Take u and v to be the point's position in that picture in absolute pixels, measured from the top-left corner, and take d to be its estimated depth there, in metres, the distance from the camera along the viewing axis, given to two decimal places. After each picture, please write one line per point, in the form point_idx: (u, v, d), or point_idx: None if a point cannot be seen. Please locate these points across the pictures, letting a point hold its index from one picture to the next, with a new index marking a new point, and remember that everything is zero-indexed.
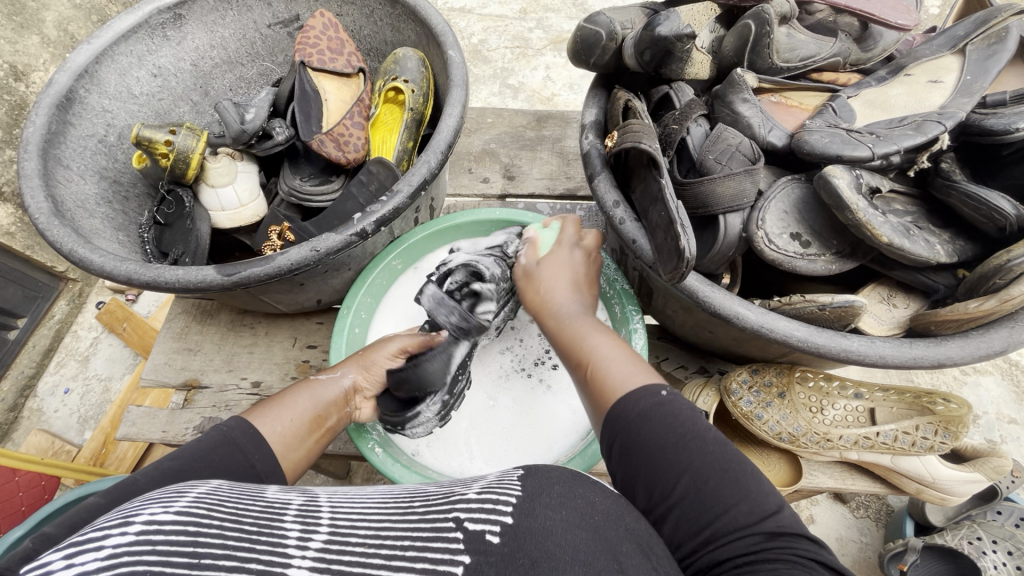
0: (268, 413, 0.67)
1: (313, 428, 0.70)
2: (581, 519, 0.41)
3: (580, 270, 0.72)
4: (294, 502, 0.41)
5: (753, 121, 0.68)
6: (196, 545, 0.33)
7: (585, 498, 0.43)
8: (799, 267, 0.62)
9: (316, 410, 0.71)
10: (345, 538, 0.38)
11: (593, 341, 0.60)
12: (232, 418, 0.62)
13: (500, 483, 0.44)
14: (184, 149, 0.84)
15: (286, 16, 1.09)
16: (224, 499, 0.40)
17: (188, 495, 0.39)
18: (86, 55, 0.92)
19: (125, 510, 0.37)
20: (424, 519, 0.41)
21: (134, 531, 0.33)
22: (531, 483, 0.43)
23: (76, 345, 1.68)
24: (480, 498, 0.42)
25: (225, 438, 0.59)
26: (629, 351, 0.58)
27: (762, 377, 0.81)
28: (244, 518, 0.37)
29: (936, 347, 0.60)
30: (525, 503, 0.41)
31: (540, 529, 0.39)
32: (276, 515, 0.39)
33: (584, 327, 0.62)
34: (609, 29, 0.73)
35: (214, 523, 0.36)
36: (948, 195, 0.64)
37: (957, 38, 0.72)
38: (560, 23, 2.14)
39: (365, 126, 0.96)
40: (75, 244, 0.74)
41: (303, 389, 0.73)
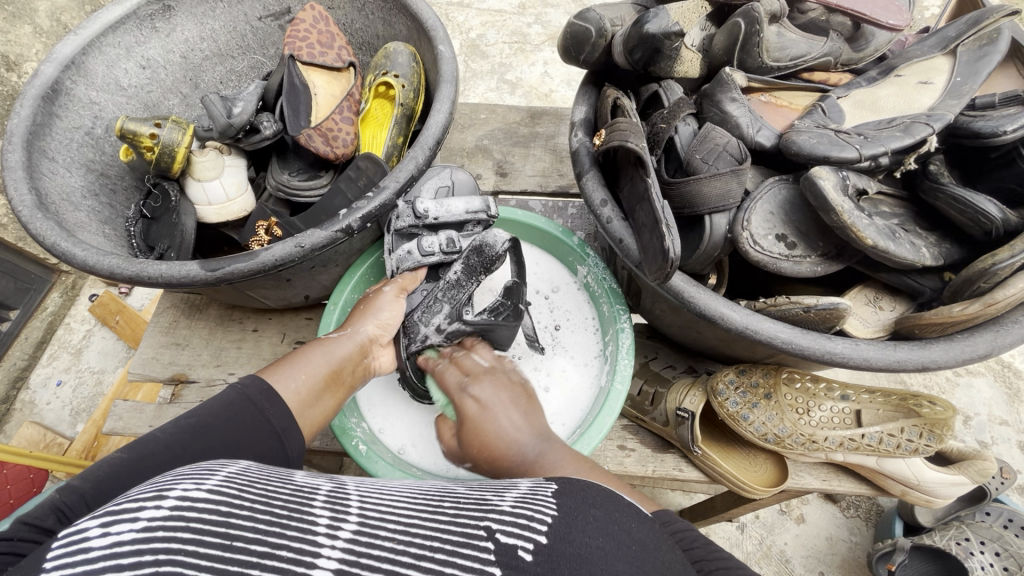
0: (284, 370, 0.64)
1: (331, 383, 0.68)
2: (618, 548, 0.40)
3: (502, 394, 0.67)
4: (322, 489, 0.42)
5: (741, 121, 0.67)
6: (228, 526, 0.35)
7: (622, 527, 0.42)
8: (784, 269, 0.62)
9: (335, 363, 0.69)
10: (376, 530, 0.38)
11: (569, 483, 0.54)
12: (248, 377, 0.61)
13: (532, 500, 0.44)
14: (169, 142, 0.84)
15: (277, 9, 1.09)
16: (253, 481, 0.41)
17: (219, 474, 0.40)
18: (73, 45, 0.91)
19: (159, 483, 0.38)
20: (454, 523, 0.41)
21: (168, 506, 0.35)
22: (566, 503, 0.44)
23: (69, 337, 1.67)
24: (512, 512, 0.42)
25: (244, 397, 0.59)
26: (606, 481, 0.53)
27: (748, 378, 0.81)
28: (274, 502, 0.38)
29: (920, 350, 0.59)
30: (560, 524, 0.41)
31: (576, 555, 0.39)
32: (306, 501, 0.40)
33: (556, 471, 0.55)
34: (598, 25, 0.72)
35: (245, 505, 0.37)
36: (935, 198, 0.64)
37: (949, 39, 0.71)
38: (558, 19, 2.13)
39: (355, 120, 0.95)
40: (58, 237, 0.73)
41: (320, 346, 0.71)
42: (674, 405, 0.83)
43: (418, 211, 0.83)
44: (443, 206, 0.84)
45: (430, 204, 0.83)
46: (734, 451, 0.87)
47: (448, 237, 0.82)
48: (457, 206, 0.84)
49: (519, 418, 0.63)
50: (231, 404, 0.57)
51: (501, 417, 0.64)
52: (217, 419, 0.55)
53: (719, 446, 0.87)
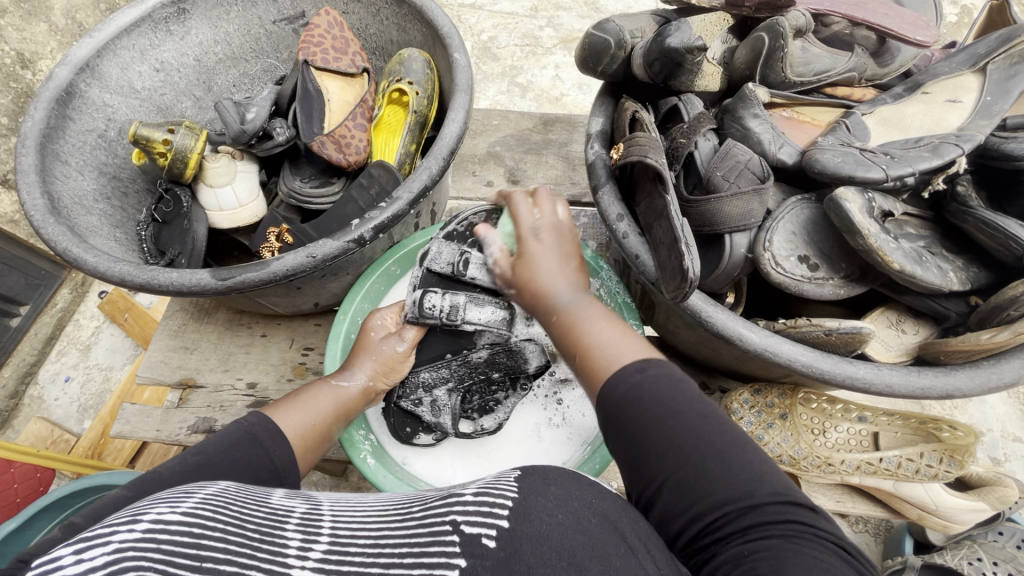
0: (286, 413, 0.66)
1: (327, 429, 0.69)
2: (578, 520, 0.39)
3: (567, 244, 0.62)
4: (297, 510, 0.41)
5: (763, 138, 0.66)
6: (199, 548, 0.34)
7: (583, 501, 0.40)
8: (806, 291, 0.61)
9: (336, 407, 0.71)
10: (345, 549, 0.37)
11: (589, 328, 0.54)
12: (253, 414, 0.61)
13: (496, 484, 0.42)
14: (182, 148, 0.83)
15: (292, 13, 1.08)
16: (228, 502, 0.40)
17: (194, 496, 0.40)
18: (87, 48, 0.91)
19: (134, 508, 0.37)
20: (422, 525, 0.39)
21: (141, 530, 0.34)
22: (529, 482, 0.41)
23: (78, 334, 1.67)
24: (476, 499, 0.40)
25: (247, 435, 0.58)
26: (620, 327, 0.54)
27: (764, 398, 0.80)
28: (247, 523, 0.37)
29: (945, 377, 0.58)
30: (521, 504, 0.39)
31: (537, 534, 0.37)
32: (279, 522, 0.39)
33: (582, 312, 0.56)
34: (617, 37, 0.71)
35: (218, 526, 0.36)
36: (963, 220, 0.62)
37: (978, 56, 0.69)
38: (571, 21, 2.11)
39: (368, 127, 0.94)
40: (69, 243, 0.73)
41: (324, 387, 0.72)
42: None
43: (460, 268, 0.80)
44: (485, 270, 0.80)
45: (474, 265, 0.80)
46: None
47: (454, 304, 0.78)
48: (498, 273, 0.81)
49: (563, 270, 0.60)
50: (235, 441, 0.57)
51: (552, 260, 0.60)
52: (221, 455, 0.54)
53: None
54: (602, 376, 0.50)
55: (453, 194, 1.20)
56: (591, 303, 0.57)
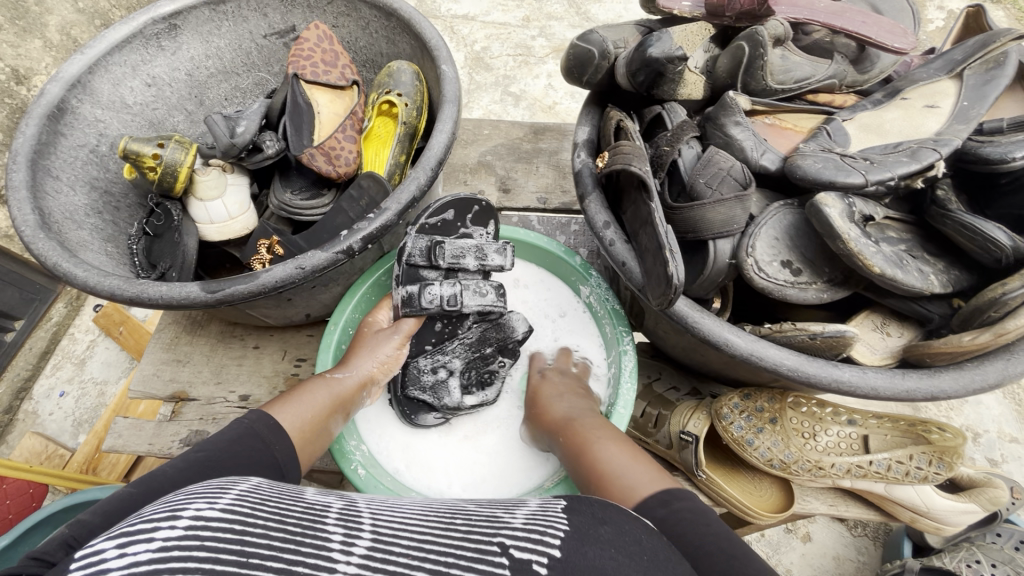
0: (287, 407, 0.64)
1: (330, 422, 0.68)
2: (629, 560, 0.40)
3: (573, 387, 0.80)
4: (334, 506, 0.41)
5: (746, 145, 0.67)
6: (243, 544, 0.34)
7: (634, 539, 0.43)
8: (790, 296, 0.61)
9: (336, 400, 0.70)
10: (389, 547, 0.37)
11: (598, 447, 0.63)
12: (254, 410, 0.61)
13: (543, 517, 0.44)
14: (173, 162, 0.84)
15: (282, 27, 1.09)
16: (265, 499, 0.40)
17: (231, 493, 0.40)
18: (79, 65, 0.91)
19: (171, 503, 0.38)
20: (467, 539, 0.40)
21: (183, 526, 0.34)
22: (577, 519, 0.44)
23: (73, 347, 1.67)
24: (523, 530, 0.42)
25: (249, 431, 0.58)
26: (635, 456, 0.60)
27: (754, 402, 0.80)
28: (288, 519, 0.37)
29: (930, 379, 0.58)
30: (569, 539, 0.41)
31: (587, 567, 0.38)
32: (319, 517, 0.39)
33: (594, 433, 0.66)
34: (601, 48, 0.72)
35: (259, 523, 0.36)
36: (943, 225, 0.63)
37: (955, 62, 0.70)
38: (562, 31, 2.14)
39: (357, 139, 0.95)
40: (60, 257, 0.73)
41: (322, 382, 0.70)
42: (678, 428, 0.82)
43: (433, 251, 0.78)
44: (464, 249, 0.80)
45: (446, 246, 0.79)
46: (739, 474, 0.85)
47: (452, 292, 0.77)
48: (468, 245, 0.80)
49: (576, 399, 0.76)
50: (236, 436, 0.57)
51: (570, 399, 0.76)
52: (224, 449, 0.55)
53: (724, 470, 0.85)
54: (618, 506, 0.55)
55: None
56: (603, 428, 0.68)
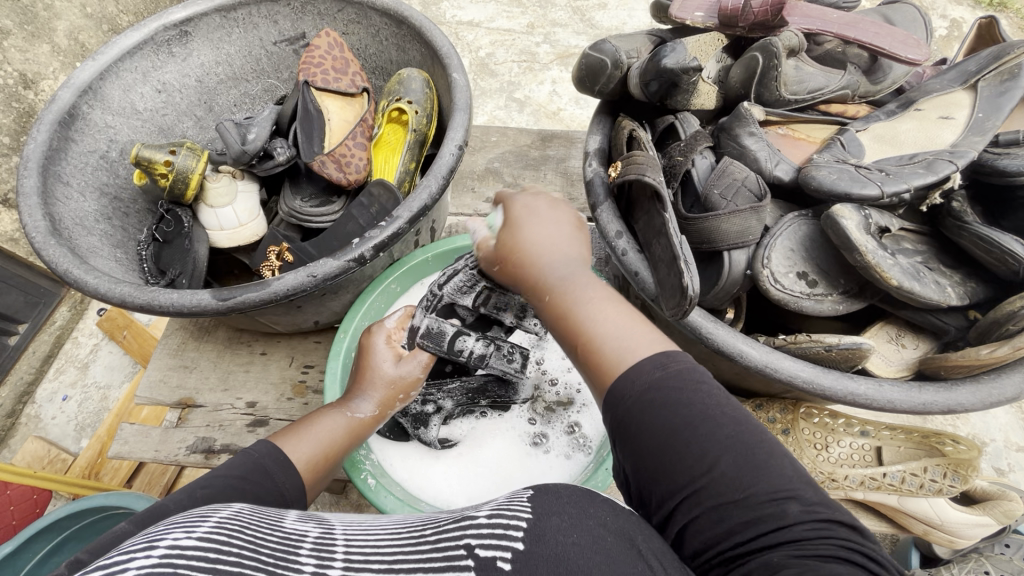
0: (296, 441, 0.64)
1: (337, 454, 0.68)
2: (595, 543, 0.37)
3: (567, 220, 0.58)
4: (310, 534, 0.41)
5: (760, 155, 0.67)
6: (215, 571, 0.33)
7: (596, 518, 0.39)
8: (805, 307, 0.61)
9: (346, 435, 0.69)
10: (360, 573, 0.37)
11: (588, 312, 0.50)
12: (261, 443, 0.61)
13: (509, 505, 0.41)
14: (183, 169, 0.84)
15: (292, 34, 1.09)
16: (243, 526, 0.39)
17: (211, 520, 0.39)
18: (90, 71, 0.92)
19: (151, 534, 0.37)
20: (437, 548, 0.39)
21: (157, 555, 0.33)
22: (546, 500, 0.41)
23: (77, 351, 1.67)
24: (491, 523, 0.40)
25: (257, 467, 0.58)
26: (631, 313, 0.49)
27: (765, 413, 0.80)
28: (261, 548, 0.36)
29: (946, 392, 0.58)
30: (535, 526, 0.39)
31: (553, 555, 0.36)
32: (292, 547, 0.38)
33: (582, 293, 0.51)
34: (614, 58, 0.72)
35: (233, 550, 0.35)
36: (959, 236, 0.63)
37: (969, 73, 0.70)
38: (567, 37, 2.14)
39: (367, 146, 0.95)
40: (70, 265, 0.73)
41: (334, 414, 0.69)
42: None
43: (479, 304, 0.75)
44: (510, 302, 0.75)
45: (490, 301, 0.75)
46: None
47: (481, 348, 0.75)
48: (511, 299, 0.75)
49: (572, 238, 0.57)
50: (247, 470, 0.56)
51: (550, 236, 0.56)
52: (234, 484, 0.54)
53: None
54: (612, 375, 0.46)
55: (452, 211, 1.21)
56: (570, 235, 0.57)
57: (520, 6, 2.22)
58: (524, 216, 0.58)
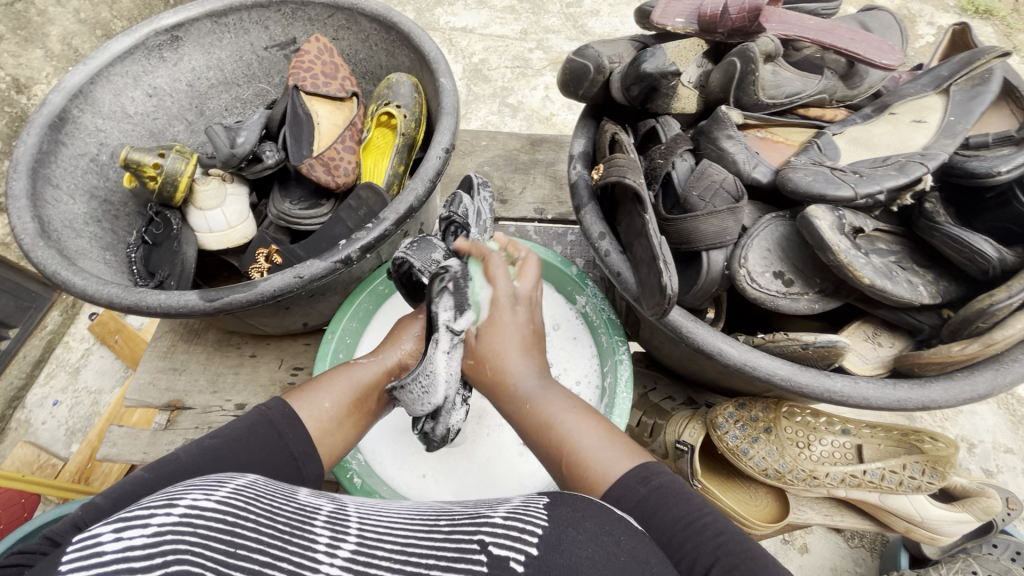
0: (309, 397, 0.64)
1: (353, 413, 0.65)
2: (608, 558, 0.40)
3: (527, 326, 0.60)
4: (324, 508, 0.42)
5: (738, 158, 0.68)
6: (233, 536, 0.34)
7: (612, 535, 0.42)
8: (782, 306, 0.62)
9: (357, 392, 0.66)
10: (372, 552, 0.38)
11: (565, 426, 0.55)
12: (274, 399, 0.62)
13: (525, 510, 0.43)
14: (173, 171, 0.85)
15: (282, 39, 1.10)
16: (260, 494, 0.40)
17: (228, 486, 0.40)
18: (81, 76, 0.92)
19: (170, 492, 0.38)
20: (449, 539, 0.40)
21: (178, 513, 0.34)
22: (556, 513, 0.42)
23: (68, 356, 1.66)
24: (504, 524, 0.41)
25: (267, 421, 0.60)
26: (600, 425, 0.55)
27: (748, 412, 0.81)
28: (278, 517, 0.38)
29: (920, 389, 0.59)
30: (550, 533, 0.40)
31: (565, 565, 0.38)
32: (308, 518, 0.39)
33: (553, 408, 0.56)
34: (596, 62, 0.74)
35: (251, 517, 0.36)
36: (932, 236, 0.65)
37: (941, 78, 0.72)
38: (559, 44, 2.17)
39: (356, 149, 0.96)
40: (58, 266, 0.74)
41: (345, 371, 0.68)
42: (673, 438, 0.83)
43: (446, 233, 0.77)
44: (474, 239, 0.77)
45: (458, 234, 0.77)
46: (735, 484, 0.86)
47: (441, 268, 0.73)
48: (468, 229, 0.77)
49: (528, 345, 0.59)
50: (253, 426, 0.58)
51: (513, 344, 0.59)
52: (236, 443, 0.56)
53: (719, 479, 0.86)
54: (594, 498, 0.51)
55: None
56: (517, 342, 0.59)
57: (513, 13, 2.24)
58: (479, 334, 0.60)
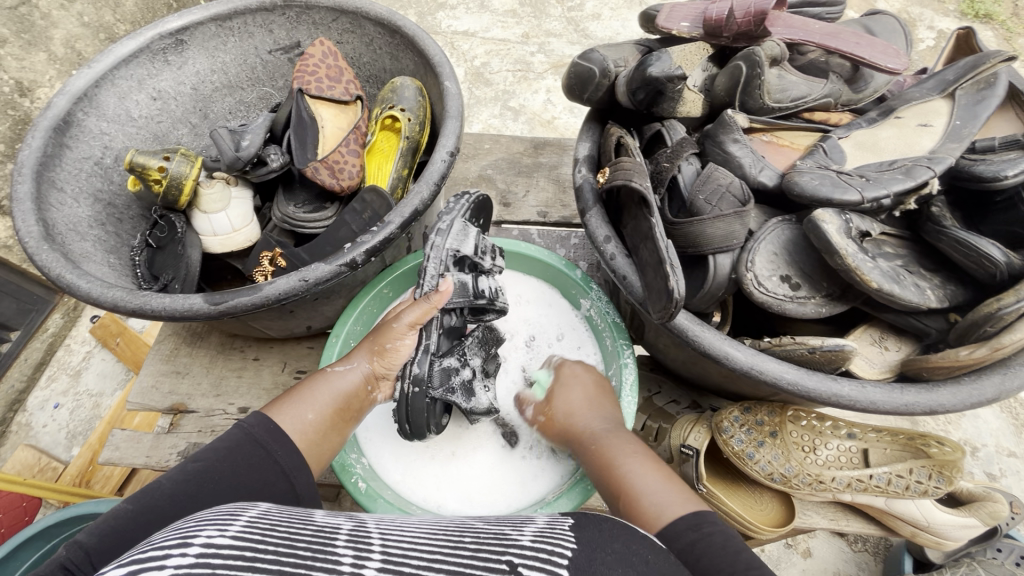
0: (289, 409, 0.65)
1: (336, 422, 0.68)
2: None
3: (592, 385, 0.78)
4: (343, 528, 0.42)
5: (744, 161, 0.68)
6: (254, 569, 0.34)
7: (640, 556, 0.43)
8: (789, 310, 0.62)
9: (338, 402, 0.68)
10: (399, 567, 0.37)
11: (629, 467, 0.63)
12: (255, 415, 0.62)
13: (551, 534, 0.44)
14: (177, 175, 0.85)
15: (287, 43, 1.11)
16: (274, 524, 0.40)
17: (240, 518, 0.40)
18: (85, 79, 0.93)
19: (180, 529, 0.38)
20: (476, 557, 0.40)
21: (193, 552, 0.34)
22: (583, 535, 0.44)
23: (69, 359, 1.66)
24: (532, 546, 0.42)
25: (250, 439, 0.60)
26: (663, 474, 0.62)
27: (754, 416, 0.80)
28: (298, 543, 0.37)
29: (928, 394, 0.59)
30: (579, 556, 0.41)
31: None
32: (328, 539, 0.39)
33: (618, 449, 0.67)
34: (602, 66, 0.74)
35: (270, 549, 0.36)
36: (938, 240, 0.65)
37: (947, 82, 0.72)
38: (561, 47, 2.17)
39: (361, 153, 0.96)
40: (63, 269, 0.74)
41: (323, 380, 0.70)
42: (678, 442, 0.82)
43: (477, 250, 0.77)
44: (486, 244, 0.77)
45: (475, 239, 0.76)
46: (740, 488, 0.86)
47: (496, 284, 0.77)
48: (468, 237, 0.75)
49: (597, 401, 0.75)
50: (237, 445, 0.58)
51: (584, 401, 0.75)
52: (223, 464, 0.56)
53: (724, 483, 0.85)
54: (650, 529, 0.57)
55: None
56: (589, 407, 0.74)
57: (515, 17, 2.25)
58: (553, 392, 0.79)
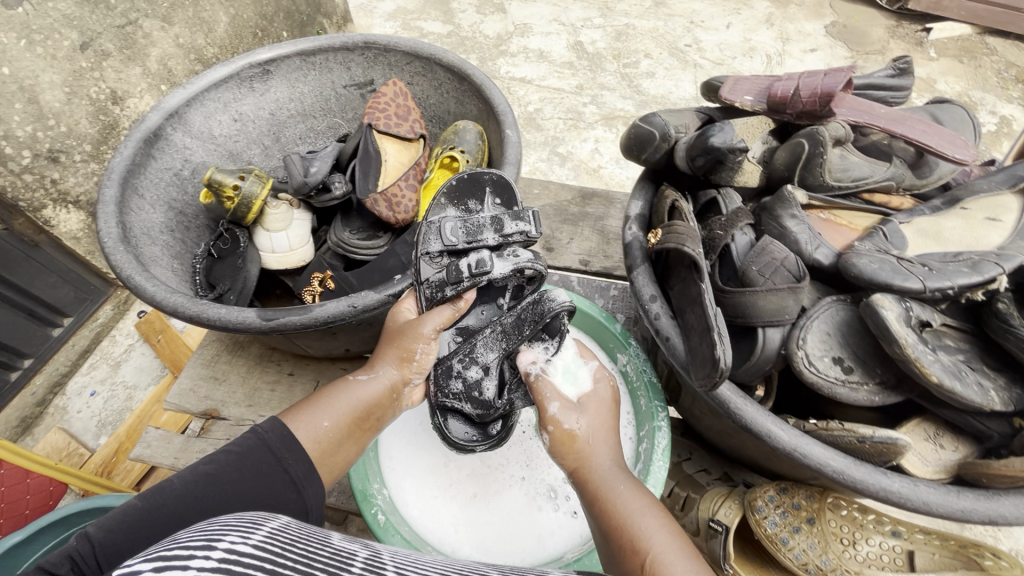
0: (303, 416, 0.64)
1: (356, 429, 0.66)
2: None
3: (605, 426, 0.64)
4: (359, 555, 0.42)
5: (800, 237, 0.68)
6: None
7: None
8: (840, 394, 0.60)
9: (358, 410, 0.67)
10: None
11: (639, 519, 0.55)
12: (270, 420, 0.63)
13: None
14: (249, 194, 0.90)
15: (361, 80, 1.18)
16: (295, 539, 0.40)
17: (263, 528, 0.40)
18: (179, 98, 1.00)
19: (206, 531, 0.38)
20: None
21: (218, 557, 0.33)
22: None
23: (111, 350, 1.73)
24: None
25: (261, 444, 0.60)
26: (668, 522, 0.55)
27: (790, 498, 0.77)
28: (315, 563, 0.37)
29: (987, 502, 0.55)
30: None
31: None
32: (344, 564, 0.39)
33: (621, 492, 0.58)
34: (662, 130, 0.75)
35: (288, 564, 0.36)
36: (1004, 339, 0.62)
37: (1018, 178, 0.71)
38: (613, 101, 2.23)
39: (418, 188, 1.00)
40: (134, 271, 0.78)
41: (343, 386, 0.69)
42: (706, 515, 0.79)
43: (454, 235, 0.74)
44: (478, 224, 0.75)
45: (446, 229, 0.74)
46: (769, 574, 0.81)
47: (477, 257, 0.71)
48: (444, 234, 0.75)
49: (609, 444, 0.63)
50: (248, 450, 0.59)
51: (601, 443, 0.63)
52: (232, 469, 0.57)
53: (752, 566, 0.80)
54: None
55: None
56: (603, 427, 0.64)
57: (572, 68, 2.33)
58: (574, 408, 0.65)
